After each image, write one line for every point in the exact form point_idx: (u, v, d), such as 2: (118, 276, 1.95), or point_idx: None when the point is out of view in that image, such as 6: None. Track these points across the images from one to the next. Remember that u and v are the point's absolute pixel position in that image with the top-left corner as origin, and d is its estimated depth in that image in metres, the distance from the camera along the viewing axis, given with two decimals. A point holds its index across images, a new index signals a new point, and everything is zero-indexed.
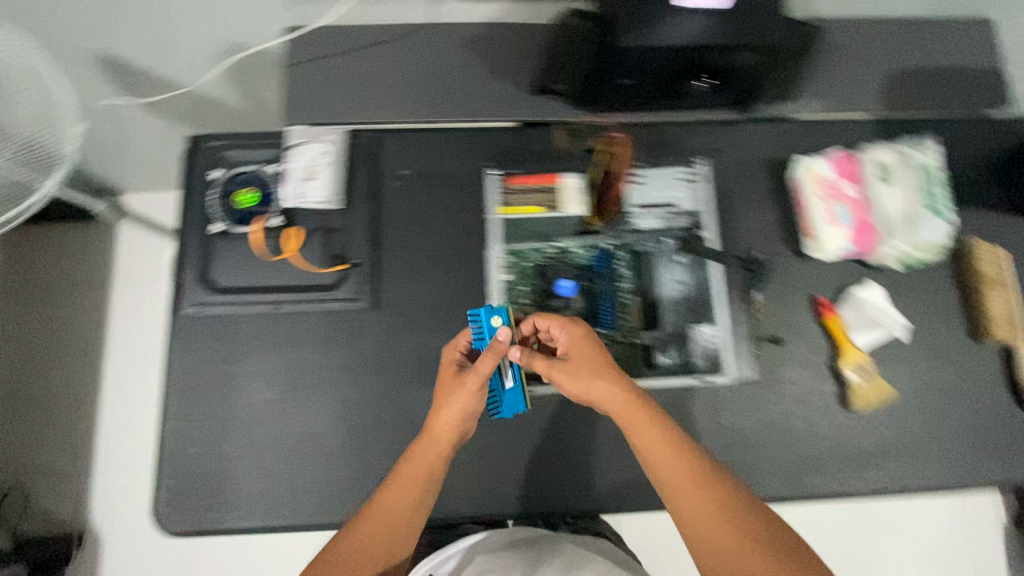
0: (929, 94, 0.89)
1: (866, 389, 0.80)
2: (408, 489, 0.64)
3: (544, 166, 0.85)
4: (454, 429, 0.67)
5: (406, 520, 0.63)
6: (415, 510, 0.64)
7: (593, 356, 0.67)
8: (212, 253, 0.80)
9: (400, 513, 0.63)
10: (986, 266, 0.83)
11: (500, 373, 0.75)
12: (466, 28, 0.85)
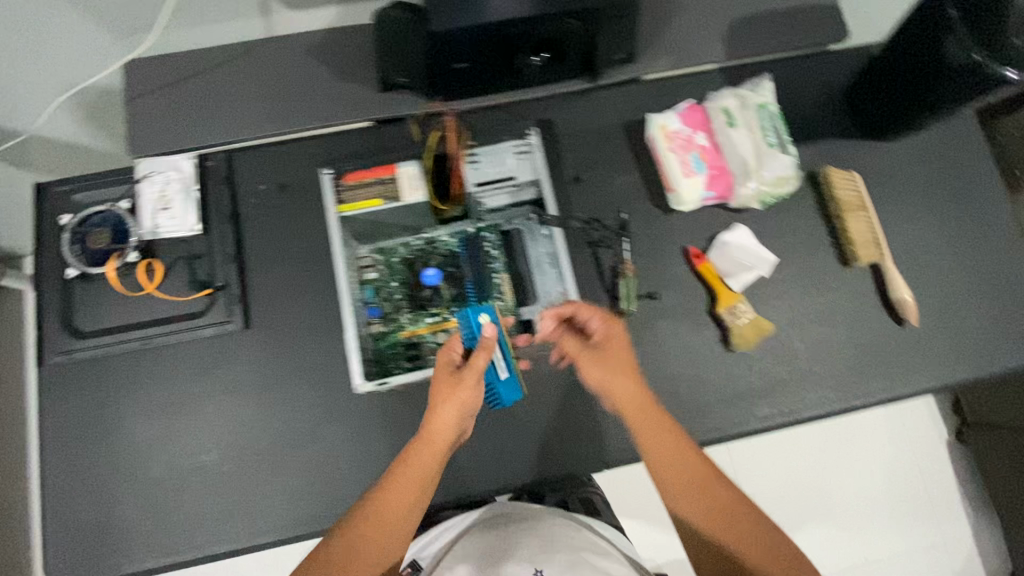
0: (770, 35, 0.91)
1: (745, 330, 0.81)
2: (409, 491, 0.63)
3: (381, 158, 0.82)
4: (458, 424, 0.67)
5: (399, 524, 0.62)
6: (410, 513, 0.63)
7: (623, 358, 0.70)
8: (73, 298, 0.78)
9: (398, 516, 0.62)
10: (842, 192, 0.85)
11: (494, 365, 0.72)
12: (307, 37, 0.85)
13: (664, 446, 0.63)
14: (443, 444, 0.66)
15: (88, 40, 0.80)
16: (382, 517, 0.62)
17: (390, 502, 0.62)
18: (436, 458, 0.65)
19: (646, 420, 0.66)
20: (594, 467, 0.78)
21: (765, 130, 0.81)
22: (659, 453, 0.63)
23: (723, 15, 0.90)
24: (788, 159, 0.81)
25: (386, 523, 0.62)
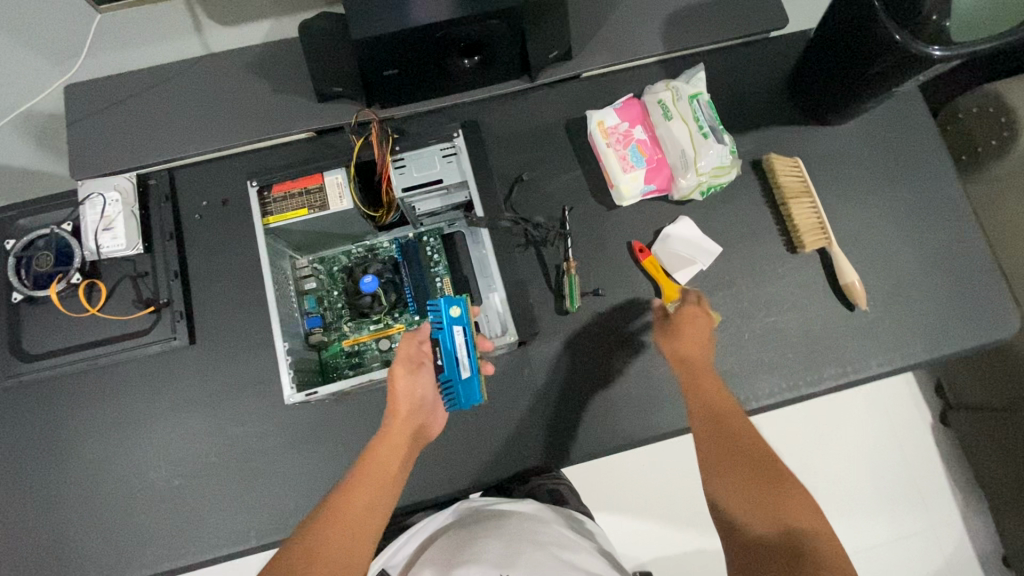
0: (709, 26, 0.90)
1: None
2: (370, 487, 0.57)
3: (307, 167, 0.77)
4: (409, 418, 0.65)
5: (360, 522, 0.55)
6: (370, 509, 0.56)
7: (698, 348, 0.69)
8: (21, 322, 0.79)
9: (355, 512, 0.55)
10: (785, 179, 0.85)
11: (456, 362, 0.65)
12: (244, 52, 0.86)
13: (723, 419, 0.60)
14: (399, 437, 0.62)
15: (24, 68, 0.81)
16: (339, 514, 0.55)
17: (347, 499, 0.56)
18: (393, 450, 0.61)
19: (712, 398, 0.63)
20: (544, 466, 0.78)
21: (700, 120, 0.81)
22: (713, 422, 0.60)
23: (660, 9, 0.90)
24: (725, 147, 0.81)
25: (346, 521, 0.54)
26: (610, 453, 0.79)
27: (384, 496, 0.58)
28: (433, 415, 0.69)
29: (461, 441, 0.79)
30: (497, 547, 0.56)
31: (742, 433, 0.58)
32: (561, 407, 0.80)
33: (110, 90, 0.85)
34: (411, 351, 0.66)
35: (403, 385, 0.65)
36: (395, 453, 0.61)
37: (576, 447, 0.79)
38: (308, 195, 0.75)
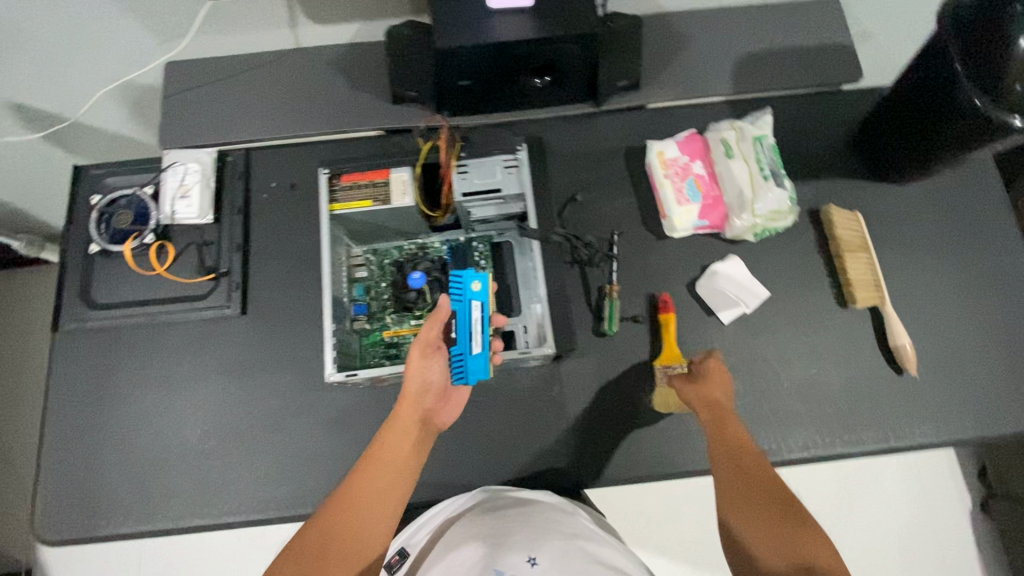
0: (779, 74, 0.91)
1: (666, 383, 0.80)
2: (384, 470, 0.60)
3: (375, 163, 0.82)
4: (421, 401, 0.67)
5: (378, 505, 0.57)
6: (386, 493, 0.58)
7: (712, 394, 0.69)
8: (93, 271, 0.85)
9: (370, 494, 0.57)
10: (843, 232, 0.84)
11: (470, 337, 0.69)
12: (329, 50, 0.91)
13: (740, 461, 0.60)
14: (410, 420, 0.65)
15: (135, 42, 0.88)
16: (354, 498, 0.57)
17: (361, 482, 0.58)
18: (406, 433, 0.63)
19: (730, 441, 0.63)
20: (563, 484, 0.78)
21: (761, 163, 0.82)
22: (733, 464, 0.60)
23: (732, 51, 0.91)
24: (784, 192, 0.81)
25: (361, 504, 0.57)
26: (630, 482, 0.79)
27: (399, 480, 0.60)
28: (443, 400, 0.72)
29: (482, 448, 0.79)
30: (522, 535, 0.61)
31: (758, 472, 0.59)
32: (586, 429, 0.80)
33: (205, 70, 0.92)
34: (431, 335, 0.68)
35: (417, 369, 0.68)
36: (408, 435, 0.63)
37: (596, 470, 0.79)
38: (374, 187, 0.79)
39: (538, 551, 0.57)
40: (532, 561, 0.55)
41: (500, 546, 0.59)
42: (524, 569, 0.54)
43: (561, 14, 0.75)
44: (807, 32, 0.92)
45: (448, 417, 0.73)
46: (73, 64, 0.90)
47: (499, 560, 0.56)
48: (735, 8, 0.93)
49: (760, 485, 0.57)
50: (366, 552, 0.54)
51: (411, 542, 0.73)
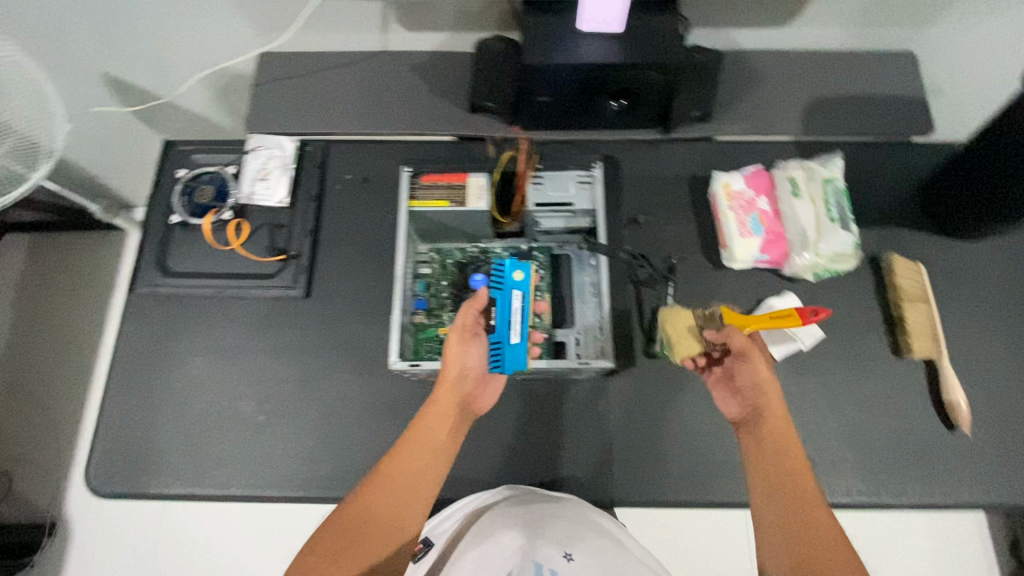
0: (852, 120, 0.91)
1: (687, 334, 0.80)
2: (420, 451, 0.65)
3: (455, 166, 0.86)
4: (457, 387, 0.73)
5: (413, 484, 0.63)
6: (423, 473, 0.64)
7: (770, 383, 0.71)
8: (171, 241, 0.89)
9: (407, 473, 0.63)
10: (905, 282, 0.83)
11: (508, 328, 0.75)
12: (413, 55, 0.95)
13: (778, 471, 0.64)
14: (447, 405, 0.70)
15: (234, 32, 0.93)
16: (393, 476, 0.63)
17: (399, 462, 0.64)
18: (440, 418, 0.69)
19: (770, 451, 0.66)
20: (598, 499, 0.79)
21: (829, 205, 0.82)
22: (774, 476, 0.64)
23: (805, 92, 0.92)
24: (849, 236, 0.81)
25: (400, 481, 0.63)
26: (666, 505, 0.79)
27: (435, 462, 0.65)
28: (479, 386, 0.77)
29: (523, 452, 0.82)
30: (552, 528, 0.72)
31: (795, 481, 0.63)
32: (627, 446, 0.81)
33: (293, 62, 0.95)
34: (467, 322, 0.75)
35: (454, 355, 0.73)
36: (443, 420, 0.69)
37: (633, 489, 0.79)
38: (452, 189, 0.83)
39: (574, 547, 0.70)
40: (567, 555, 0.69)
41: (536, 540, 0.71)
42: (562, 565, 0.68)
43: (648, 44, 0.77)
44: (883, 81, 0.92)
45: (488, 400, 0.78)
46: (173, 47, 0.95)
47: (540, 554, 0.69)
48: (813, 51, 0.94)
49: (797, 498, 0.61)
50: (402, 529, 0.60)
51: (438, 532, 0.78)
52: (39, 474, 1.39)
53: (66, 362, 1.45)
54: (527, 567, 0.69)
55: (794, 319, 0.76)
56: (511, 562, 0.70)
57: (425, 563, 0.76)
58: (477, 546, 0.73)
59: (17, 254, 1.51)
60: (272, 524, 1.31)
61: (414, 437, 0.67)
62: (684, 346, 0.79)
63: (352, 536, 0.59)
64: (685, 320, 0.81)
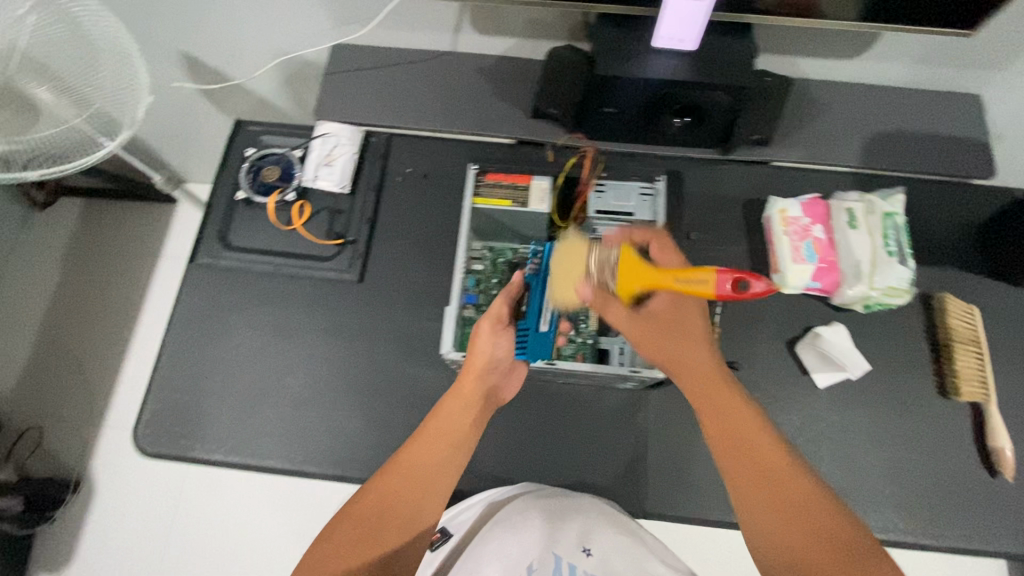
0: (916, 156, 0.90)
1: (574, 273, 0.74)
2: (436, 444, 0.65)
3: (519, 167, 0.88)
4: (482, 378, 0.71)
5: (430, 476, 0.62)
6: (439, 466, 0.63)
7: (664, 341, 0.67)
8: (234, 216, 0.92)
9: (423, 466, 0.63)
10: (956, 322, 0.83)
11: (538, 316, 0.80)
12: (481, 59, 0.97)
13: (748, 462, 0.58)
14: (469, 397, 0.69)
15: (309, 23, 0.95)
16: (410, 467, 0.62)
17: (415, 454, 0.63)
18: (460, 410, 0.68)
19: (735, 444, 0.60)
20: (631, 508, 0.80)
21: (887, 238, 0.82)
22: (746, 469, 0.58)
23: (869, 126, 0.92)
24: (905, 271, 0.81)
25: (416, 474, 0.62)
26: (696, 521, 0.79)
27: (452, 455, 0.64)
28: (508, 377, 0.76)
29: (560, 455, 0.82)
30: (569, 526, 0.72)
31: (770, 466, 0.58)
32: (663, 459, 0.82)
33: (364, 55, 0.98)
34: (501, 310, 0.75)
35: (484, 344, 0.73)
36: (462, 412, 0.68)
37: (666, 502, 0.80)
38: (515, 190, 0.85)
39: (591, 542, 0.69)
40: (585, 551, 0.68)
41: (555, 537, 0.71)
42: (582, 559, 0.67)
43: (721, 67, 0.78)
44: (949, 122, 0.92)
45: (513, 391, 0.77)
46: (250, 32, 0.98)
47: (558, 548, 0.68)
48: (879, 86, 0.94)
49: (777, 483, 0.57)
50: (416, 520, 0.59)
51: (457, 520, 0.83)
52: (65, 432, 1.40)
53: (104, 324, 1.48)
54: (547, 559, 0.67)
55: (710, 288, 0.65)
56: (530, 552, 0.69)
57: (444, 550, 0.83)
58: (499, 542, 0.72)
59: (68, 217, 1.55)
60: (290, 503, 1.33)
61: (431, 429, 0.66)
62: (565, 290, 0.75)
63: (368, 529, 0.58)
64: (575, 262, 0.75)
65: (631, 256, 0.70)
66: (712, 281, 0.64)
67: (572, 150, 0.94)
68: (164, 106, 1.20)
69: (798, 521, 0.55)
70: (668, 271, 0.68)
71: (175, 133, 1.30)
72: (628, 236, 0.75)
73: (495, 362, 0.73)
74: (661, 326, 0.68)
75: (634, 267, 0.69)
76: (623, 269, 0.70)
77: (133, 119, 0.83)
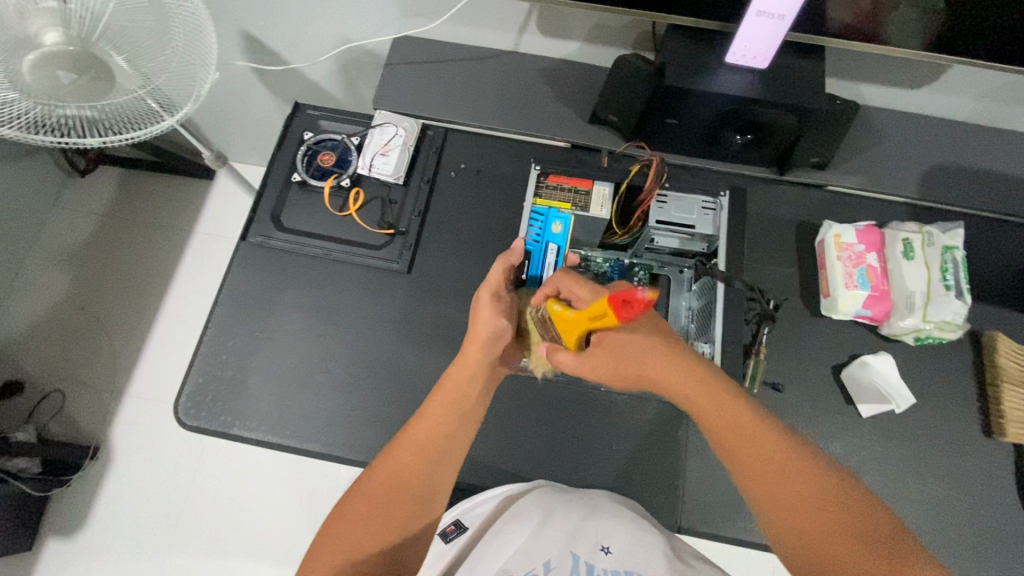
0: (974, 192, 0.90)
1: (529, 329, 0.71)
2: (444, 416, 0.60)
3: (581, 172, 0.92)
4: (488, 350, 0.66)
5: (441, 449, 0.59)
6: (445, 440, 0.59)
7: (620, 361, 0.62)
8: (288, 198, 0.93)
9: (433, 440, 0.59)
10: (1007, 362, 0.82)
11: (538, 287, 0.80)
12: (542, 60, 0.96)
13: (754, 457, 0.56)
14: (475, 369, 0.64)
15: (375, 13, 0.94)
16: (419, 443, 0.58)
17: (424, 428, 0.60)
18: (467, 381, 0.64)
19: (737, 439, 0.57)
20: (666, 521, 0.79)
21: (944, 273, 0.82)
22: (751, 468, 0.56)
23: (929, 159, 0.91)
24: (961, 306, 0.81)
25: (426, 447, 0.58)
26: (731, 539, 0.79)
27: (461, 427, 0.61)
28: (512, 347, 0.74)
29: (597, 462, 0.82)
30: (589, 522, 0.66)
31: (780, 460, 0.56)
32: (701, 474, 0.81)
33: (425, 48, 0.97)
34: (500, 278, 0.69)
35: (486, 317, 0.66)
36: (469, 383, 0.64)
37: (701, 517, 0.80)
38: (575, 194, 0.89)
39: (610, 539, 0.64)
40: (604, 549, 0.63)
41: (574, 534, 0.65)
42: (600, 558, 0.62)
43: (792, 87, 0.77)
44: (1010, 161, 0.91)
45: (512, 365, 0.73)
46: (313, 18, 0.97)
47: (574, 545, 0.63)
48: (943, 119, 0.93)
49: (785, 464, 0.55)
50: (424, 508, 0.55)
51: (471, 514, 0.81)
52: (87, 398, 1.40)
53: (132, 293, 1.48)
54: (565, 557, 0.62)
55: (612, 316, 0.55)
56: (547, 550, 0.64)
57: (457, 543, 0.80)
58: (518, 534, 0.67)
59: (106, 184, 1.56)
60: (307, 487, 1.33)
61: (437, 400, 0.62)
62: (529, 337, 0.71)
63: (382, 504, 0.55)
64: (519, 297, 0.71)
65: (557, 309, 0.64)
66: (610, 312, 0.55)
67: (631, 158, 0.94)
68: (215, 84, 1.21)
69: (813, 515, 0.53)
70: (585, 314, 0.60)
71: (223, 112, 1.31)
72: (551, 287, 0.68)
73: (499, 334, 0.66)
74: (614, 351, 0.61)
75: (560, 321, 0.64)
76: (555, 321, 0.64)
77: (197, 95, 0.78)
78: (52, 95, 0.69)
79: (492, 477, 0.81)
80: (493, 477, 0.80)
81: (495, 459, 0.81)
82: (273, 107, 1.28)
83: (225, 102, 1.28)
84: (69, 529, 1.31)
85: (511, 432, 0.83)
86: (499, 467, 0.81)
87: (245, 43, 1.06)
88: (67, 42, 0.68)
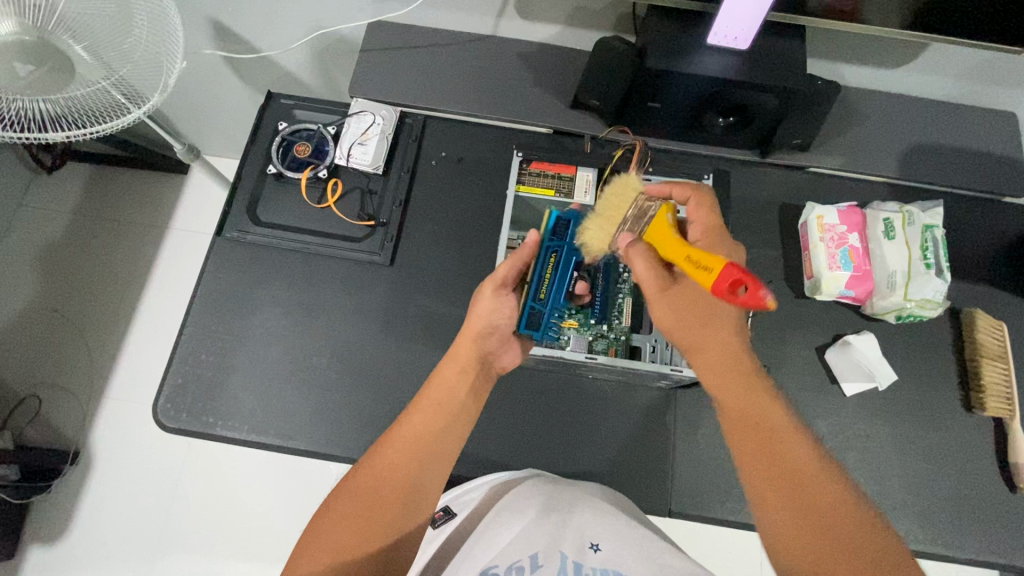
0: (950, 170, 0.90)
1: (617, 218, 0.74)
2: (435, 414, 0.61)
3: (563, 156, 0.91)
4: (480, 341, 0.69)
5: (431, 451, 0.58)
6: (440, 437, 0.60)
7: (685, 316, 0.63)
8: (264, 191, 0.91)
9: (421, 440, 0.59)
10: (983, 335, 0.84)
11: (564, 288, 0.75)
12: (522, 44, 0.94)
13: (774, 461, 0.55)
14: (465, 364, 0.66)
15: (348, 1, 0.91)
16: (407, 442, 0.58)
17: (411, 426, 0.60)
18: (458, 378, 0.64)
19: (755, 432, 0.57)
20: (655, 506, 0.80)
21: (926, 251, 0.82)
22: (784, 495, 0.53)
23: (909, 138, 0.92)
24: (943, 284, 0.81)
25: (415, 447, 0.58)
26: (721, 518, 0.79)
27: (451, 426, 0.61)
28: (512, 348, 0.72)
29: (585, 449, 0.82)
30: (573, 521, 0.64)
31: (808, 483, 0.53)
32: (689, 459, 0.81)
33: (402, 34, 0.94)
34: (506, 274, 0.71)
35: (487, 307, 0.70)
36: (460, 378, 0.65)
37: (690, 501, 0.80)
38: (559, 179, 0.88)
39: (601, 539, 0.60)
40: (593, 547, 0.59)
41: (562, 534, 0.61)
42: (588, 556, 0.58)
43: (774, 68, 0.76)
44: (987, 138, 0.92)
45: (512, 364, 0.73)
46: (285, 6, 0.94)
47: (563, 544, 0.58)
48: (923, 99, 0.93)
49: (798, 477, 0.53)
50: (404, 517, 0.54)
51: (460, 501, 0.78)
52: (66, 402, 1.36)
53: (107, 292, 1.44)
54: (551, 553, 0.57)
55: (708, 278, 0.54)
56: (536, 547, 0.59)
57: (444, 530, 0.76)
58: (507, 526, 0.65)
59: (75, 181, 1.50)
60: (296, 487, 1.31)
61: (430, 399, 0.62)
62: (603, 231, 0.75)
63: (366, 502, 0.54)
64: (623, 200, 0.75)
65: (671, 219, 0.68)
66: (715, 273, 0.53)
67: (613, 143, 0.92)
68: (186, 77, 1.17)
69: (797, 481, 0.53)
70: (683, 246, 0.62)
71: (194, 103, 1.27)
72: (667, 189, 0.72)
73: (492, 327, 0.69)
74: (694, 295, 0.63)
75: (663, 232, 0.66)
76: (650, 230, 0.68)
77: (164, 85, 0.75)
78: (7, 88, 0.64)
79: (481, 469, 0.80)
80: (481, 469, 0.80)
81: (484, 450, 0.81)
82: (247, 97, 1.24)
83: (198, 95, 1.24)
84: (52, 534, 1.28)
85: (499, 421, 0.82)
86: (487, 457, 0.80)
87: (214, 32, 1.02)
88: (23, 31, 0.63)
